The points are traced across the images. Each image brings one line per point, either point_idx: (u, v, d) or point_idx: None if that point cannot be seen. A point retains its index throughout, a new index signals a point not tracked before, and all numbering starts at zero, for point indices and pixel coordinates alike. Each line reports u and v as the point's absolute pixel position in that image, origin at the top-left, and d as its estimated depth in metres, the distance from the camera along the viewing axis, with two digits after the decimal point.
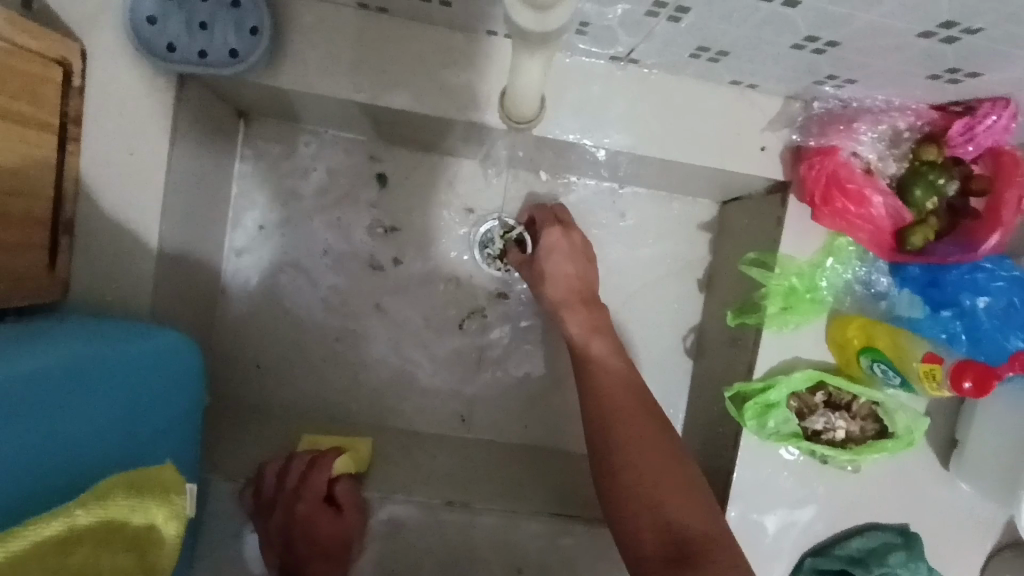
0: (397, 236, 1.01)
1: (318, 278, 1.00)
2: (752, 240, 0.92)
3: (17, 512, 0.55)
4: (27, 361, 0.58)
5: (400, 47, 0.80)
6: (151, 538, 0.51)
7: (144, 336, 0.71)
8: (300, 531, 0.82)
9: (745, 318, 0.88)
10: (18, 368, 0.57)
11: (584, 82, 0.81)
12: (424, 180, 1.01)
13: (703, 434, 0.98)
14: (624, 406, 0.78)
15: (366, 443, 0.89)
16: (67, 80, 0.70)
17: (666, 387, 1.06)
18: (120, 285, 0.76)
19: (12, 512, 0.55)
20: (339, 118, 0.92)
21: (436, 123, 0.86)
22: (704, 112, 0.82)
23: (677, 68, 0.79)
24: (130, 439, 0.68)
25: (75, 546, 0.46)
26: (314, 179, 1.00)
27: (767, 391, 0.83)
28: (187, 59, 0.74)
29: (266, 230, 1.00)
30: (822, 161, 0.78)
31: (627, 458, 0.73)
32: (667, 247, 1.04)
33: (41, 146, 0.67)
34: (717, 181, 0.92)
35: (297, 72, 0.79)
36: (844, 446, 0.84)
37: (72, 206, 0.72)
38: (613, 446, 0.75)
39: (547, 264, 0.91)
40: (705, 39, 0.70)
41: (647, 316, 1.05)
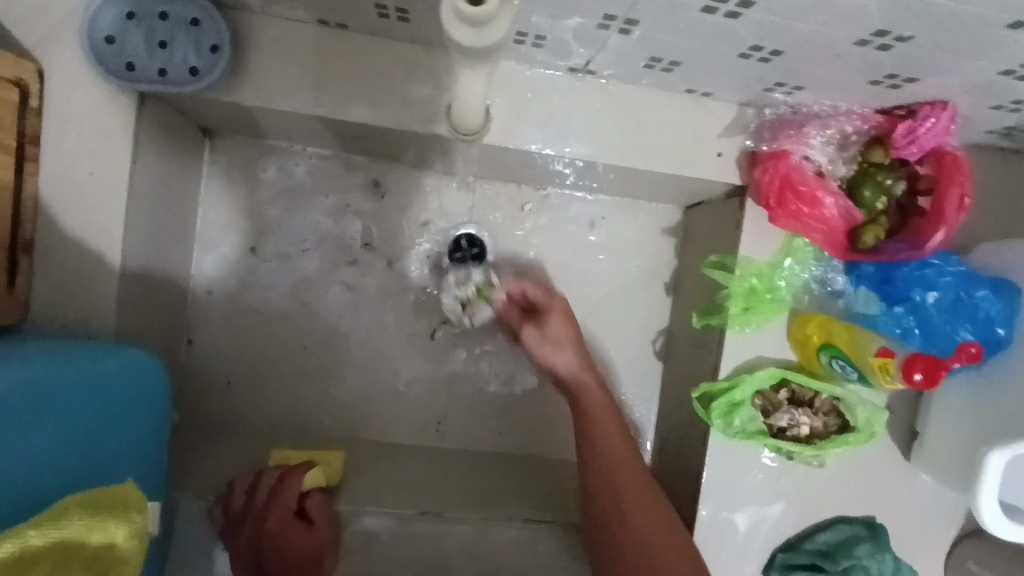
0: (366, 248, 1.02)
1: (289, 294, 1.00)
2: (714, 243, 0.95)
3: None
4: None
5: (361, 62, 0.81)
6: (110, 556, 0.50)
7: (110, 354, 0.70)
8: (271, 547, 0.80)
9: (709, 320, 0.90)
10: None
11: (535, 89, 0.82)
12: (392, 192, 1.02)
13: (673, 436, 1.00)
14: (623, 467, 0.77)
15: (337, 455, 0.89)
16: (24, 100, 0.69)
17: (638, 390, 1.08)
18: (82, 304, 0.75)
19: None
20: (303, 133, 0.92)
21: (400, 136, 0.87)
22: (661, 120, 0.85)
23: (633, 78, 0.81)
24: (93, 455, 0.67)
25: (29, 568, 0.45)
26: (281, 195, 1.00)
27: (731, 390, 0.86)
28: (147, 78, 0.74)
29: (234, 246, 1.00)
30: (775, 165, 0.81)
31: (633, 527, 0.73)
32: (633, 252, 1.06)
33: None
34: (678, 187, 0.94)
35: (259, 88, 0.80)
36: (808, 442, 0.87)
37: (31, 226, 0.70)
38: (619, 514, 0.74)
39: (551, 325, 0.88)
40: (656, 49, 0.73)
41: (616, 321, 1.06)
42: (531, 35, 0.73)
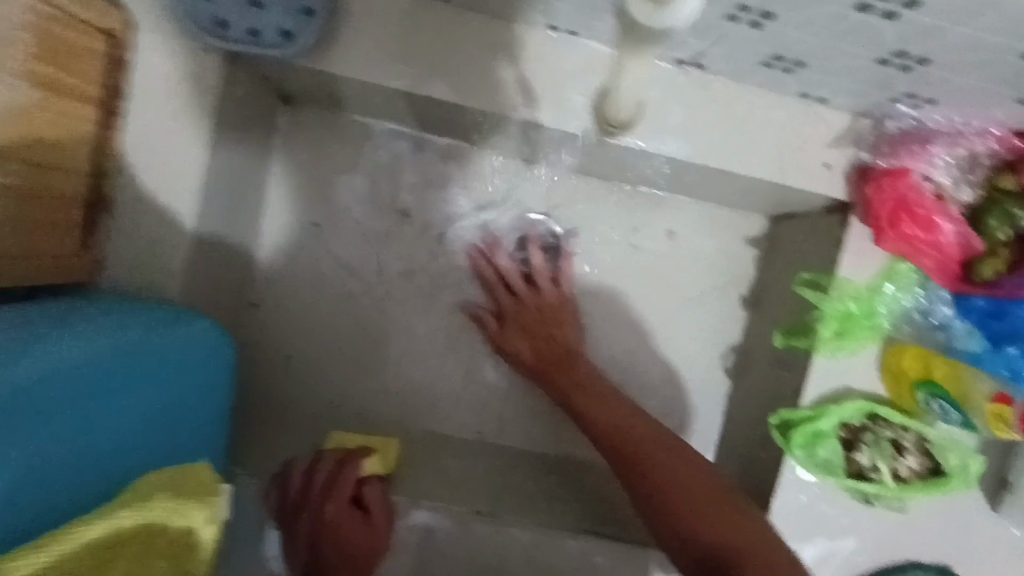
0: (433, 236, 0.95)
1: (352, 269, 0.94)
2: (807, 257, 0.89)
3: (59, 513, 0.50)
4: (45, 352, 0.52)
5: (452, 35, 0.75)
6: (190, 544, 0.46)
7: (180, 322, 0.66)
8: (331, 538, 0.77)
9: (794, 341, 0.84)
10: (33, 361, 0.51)
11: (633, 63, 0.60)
12: (467, 177, 0.96)
13: (741, 457, 0.94)
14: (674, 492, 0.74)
15: (394, 443, 0.85)
16: (114, 52, 0.69)
17: (704, 407, 1.01)
18: (154, 267, 0.74)
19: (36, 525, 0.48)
20: (382, 107, 0.87)
21: (484, 118, 0.81)
22: (769, 124, 0.78)
23: (743, 76, 0.76)
24: (170, 422, 0.64)
25: (112, 557, 0.41)
26: (355, 168, 0.94)
27: (816, 420, 0.80)
28: (237, 38, 0.70)
29: (301, 219, 0.94)
30: (892, 183, 0.75)
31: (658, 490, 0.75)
32: (716, 258, 1.00)
33: (80, 118, 0.65)
34: (771, 197, 0.88)
35: (345, 59, 0.74)
36: (898, 485, 0.80)
37: (110, 183, 0.71)
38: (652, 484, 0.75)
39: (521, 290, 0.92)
40: (781, 47, 0.67)
41: (688, 328, 1.00)
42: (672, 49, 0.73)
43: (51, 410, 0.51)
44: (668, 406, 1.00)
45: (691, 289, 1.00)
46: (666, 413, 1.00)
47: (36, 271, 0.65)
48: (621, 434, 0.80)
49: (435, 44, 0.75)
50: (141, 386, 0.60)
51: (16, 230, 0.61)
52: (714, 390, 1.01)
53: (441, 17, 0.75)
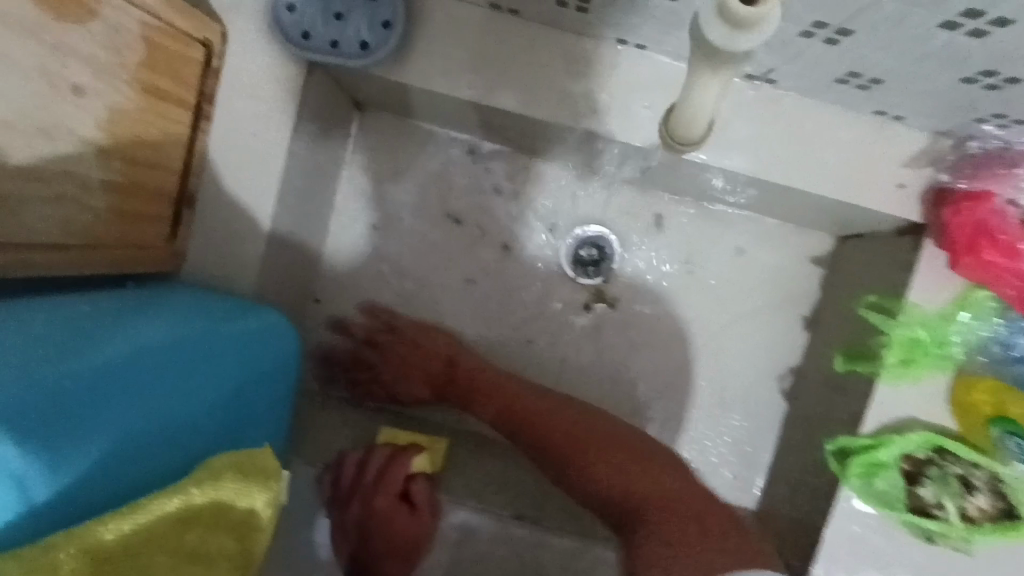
0: (490, 242, 0.98)
1: (410, 271, 0.98)
2: (873, 280, 0.86)
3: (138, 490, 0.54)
4: (122, 339, 0.56)
5: (521, 48, 0.77)
6: (251, 523, 0.49)
7: (250, 314, 0.71)
8: (377, 529, 0.80)
9: (856, 366, 0.81)
10: (111, 347, 0.54)
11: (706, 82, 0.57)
12: (526, 186, 0.97)
13: (792, 483, 0.91)
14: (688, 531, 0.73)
15: (443, 443, 0.89)
16: (208, 60, 0.74)
17: (755, 428, 0.99)
18: (230, 260, 0.79)
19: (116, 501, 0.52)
20: (449, 116, 0.90)
21: (547, 129, 0.83)
22: (839, 143, 0.77)
23: (814, 92, 0.74)
24: (236, 410, 0.68)
25: (185, 527, 0.44)
26: (419, 173, 0.97)
27: (876, 449, 0.77)
28: (320, 48, 0.75)
29: (366, 220, 0.98)
30: (971, 208, 0.71)
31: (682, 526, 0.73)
32: (776, 277, 0.98)
33: (174, 120, 0.71)
34: (838, 216, 0.86)
35: (417, 69, 0.77)
36: (964, 525, 0.76)
37: (196, 181, 0.76)
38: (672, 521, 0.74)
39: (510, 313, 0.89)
40: (857, 64, 0.66)
41: (742, 347, 0.98)
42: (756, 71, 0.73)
43: (133, 394, 0.55)
44: (716, 424, 0.99)
45: (748, 307, 0.98)
46: (715, 431, 0.98)
47: (127, 259, 0.70)
48: (614, 471, 0.78)
49: (503, 55, 0.77)
50: (211, 370, 0.64)
51: (112, 221, 0.67)
52: (767, 411, 0.99)
53: (512, 30, 0.77)
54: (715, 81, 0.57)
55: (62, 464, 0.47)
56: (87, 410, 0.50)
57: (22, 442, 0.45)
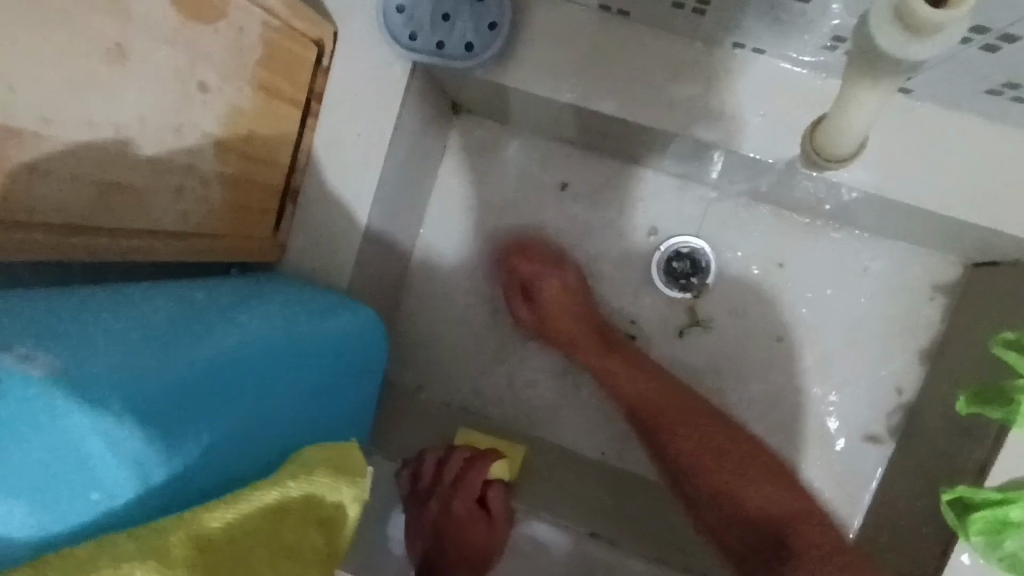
0: (578, 247, 0.95)
1: (496, 275, 0.97)
2: (1008, 315, 0.76)
3: (240, 474, 0.56)
4: (230, 331, 0.58)
5: (627, 52, 0.74)
6: (339, 517, 0.50)
7: (343, 311, 0.72)
8: (452, 532, 0.81)
9: (983, 409, 0.72)
10: (221, 338, 0.57)
11: (863, 93, 0.55)
12: (622, 193, 0.94)
13: (897, 530, 0.83)
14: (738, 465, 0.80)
15: (521, 451, 0.87)
16: (319, 60, 0.77)
17: (854, 465, 0.91)
18: (326, 254, 0.81)
19: (220, 482, 0.54)
20: (546, 121, 0.88)
21: (651, 137, 0.80)
22: (986, 160, 0.69)
23: (958, 103, 0.67)
24: (327, 402, 0.70)
25: (280, 516, 0.45)
26: (511, 176, 0.97)
27: (1004, 506, 0.68)
28: (426, 49, 0.75)
29: (456, 221, 0.98)
30: None
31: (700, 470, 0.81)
32: (890, 302, 0.89)
33: (285, 118, 0.74)
34: (972, 240, 0.77)
35: (518, 70, 0.76)
36: None
37: (301, 177, 0.79)
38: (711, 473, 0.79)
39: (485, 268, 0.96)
40: (1012, 74, 0.59)
41: (848, 376, 0.91)
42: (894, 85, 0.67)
43: (239, 386, 0.57)
44: (813, 458, 0.91)
45: (856, 333, 0.90)
46: (810, 465, 0.91)
47: (235, 250, 0.74)
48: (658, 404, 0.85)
49: (607, 57, 0.75)
50: (305, 363, 0.66)
51: (225, 212, 0.70)
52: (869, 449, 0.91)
53: (616, 32, 0.74)
54: (875, 92, 0.55)
55: (169, 450, 0.50)
56: (193, 405, 0.52)
57: (138, 425, 0.47)
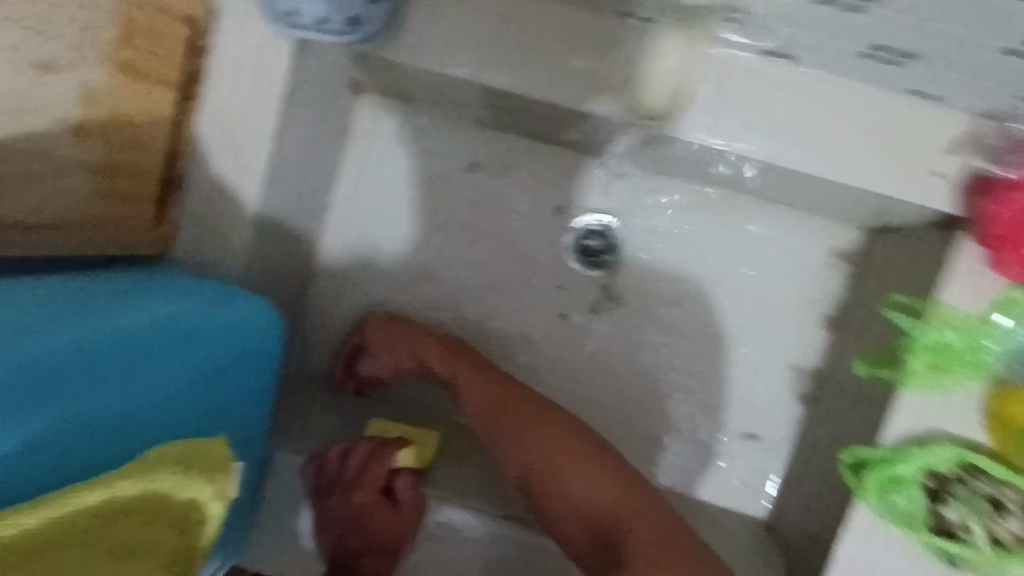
0: (491, 229, 0.93)
1: (408, 261, 0.94)
2: (903, 279, 0.78)
3: (82, 470, 0.54)
4: (74, 325, 0.55)
5: (521, 25, 0.72)
6: (195, 514, 0.49)
7: (227, 302, 0.69)
8: (358, 520, 0.80)
9: (877, 371, 0.74)
10: (60, 333, 0.54)
11: None
12: (534, 171, 0.92)
13: (809, 495, 0.84)
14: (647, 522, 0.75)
15: (433, 438, 0.86)
16: (195, 38, 0.72)
17: (771, 435, 0.92)
18: (214, 245, 0.77)
19: (57, 478, 0.52)
20: (449, 99, 0.85)
21: (551, 112, 0.78)
22: (873, 126, 0.69)
23: (842, 69, 0.67)
24: (208, 399, 0.67)
25: (115, 518, 0.44)
26: (420, 158, 0.94)
27: (895, 463, 0.70)
28: (304, 25, 0.68)
29: (365, 207, 0.95)
30: (1011, 197, 0.64)
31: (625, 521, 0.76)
32: (799, 272, 0.90)
33: (158, 99, 0.69)
34: (868, 207, 0.78)
35: (409, 46, 0.73)
36: (996, 549, 0.69)
37: (183, 163, 0.75)
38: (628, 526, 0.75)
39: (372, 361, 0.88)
40: (885, 36, 0.59)
41: (762, 348, 0.91)
42: (776, 54, 0.68)
43: (80, 386, 0.54)
44: (730, 431, 0.92)
45: (767, 304, 0.91)
46: (727, 438, 0.92)
47: (109, 243, 0.69)
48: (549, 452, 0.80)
49: (499, 30, 0.72)
50: (173, 356, 0.62)
51: (91, 202, 0.65)
52: (784, 418, 0.91)
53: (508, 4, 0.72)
54: None
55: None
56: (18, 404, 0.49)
57: None
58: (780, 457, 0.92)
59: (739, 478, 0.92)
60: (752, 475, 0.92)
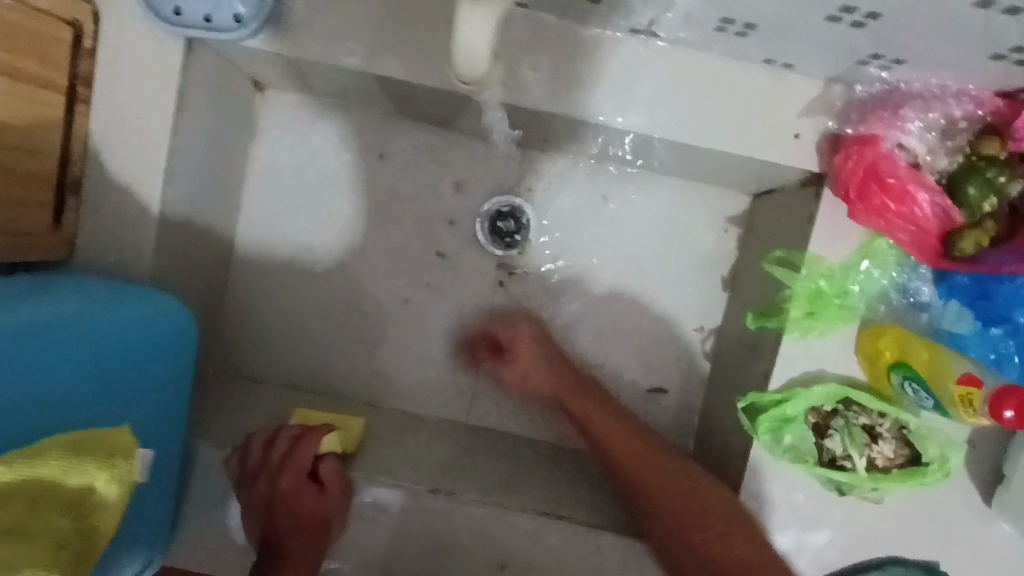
0: (403, 217, 0.96)
1: (325, 252, 0.96)
2: (780, 236, 0.85)
3: None
4: None
5: (404, 14, 0.75)
6: (90, 500, 0.50)
7: (133, 300, 0.69)
8: (284, 506, 0.81)
9: (765, 322, 0.79)
10: None
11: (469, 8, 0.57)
12: (440, 157, 0.96)
13: (714, 443, 0.90)
14: (706, 517, 0.75)
15: (357, 422, 0.87)
16: (78, 41, 0.72)
17: (680, 392, 0.98)
18: (119, 246, 0.77)
19: None
20: (349, 91, 0.88)
21: (445, 99, 0.81)
22: (737, 95, 0.75)
23: (703, 44, 0.73)
24: (106, 398, 0.66)
25: (0, 503, 0.46)
26: (327, 150, 0.96)
27: (784, 404, 0.76)
28: (193, 23, 0.72)
29: (276, 202, 0.96)
30: (861, 151, 0.71)
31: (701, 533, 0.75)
32: (695, 238, 0.96)
33: (44, 104, 0.70)
34: (745, 172, 0.84)
35: (299, 39, 0.76)
36: (873, 473, 0.75)
37: (79, 167, 0.75)
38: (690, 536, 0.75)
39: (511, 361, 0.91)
40: (728, 9, 0.64)
41: (669, 312, 0.97)
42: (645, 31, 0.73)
43: None
44: (643, 391, 0.98)
45: (668, 271, 0.97)
46: (641, 398, 0.97)
47: (3, 249, 0.69)
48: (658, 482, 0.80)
49: (383, 20, 0.75)
50: (74, 352, 0.62)
51: None
52: (690, 375, 0.98)
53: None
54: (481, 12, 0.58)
55: None
56: None
57: None
58: (691, 412, 0.98)
59: (655, 435, 0.98)
60: (666, 431, 0.98)
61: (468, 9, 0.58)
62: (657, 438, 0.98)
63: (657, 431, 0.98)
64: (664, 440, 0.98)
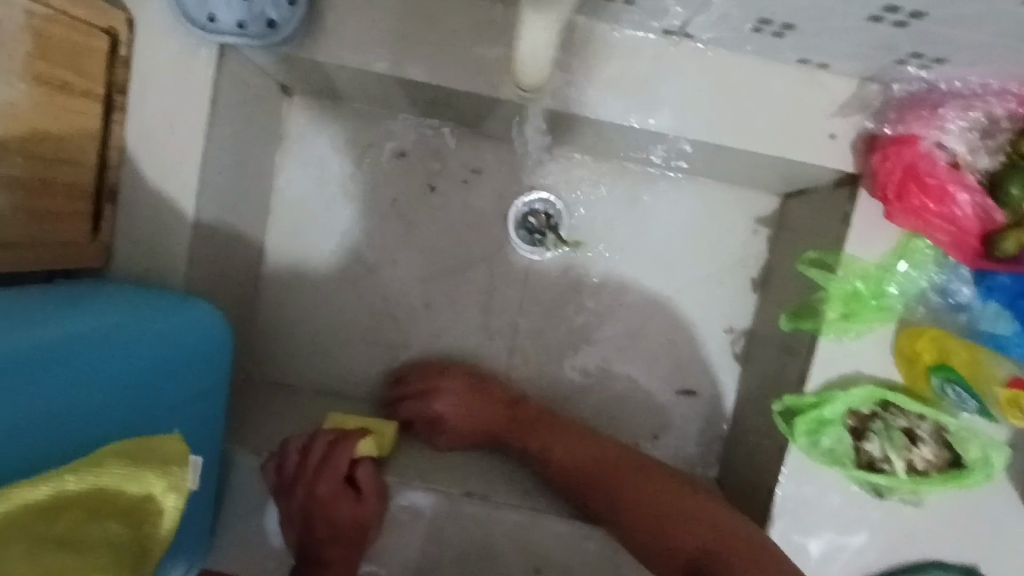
0: (431, 220, 0.96)
1: (354, 256, 0.97)
2: (813, 236, 0.84)
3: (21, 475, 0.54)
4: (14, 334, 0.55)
5: (436, 19, 0.75)
6: (147, 508, 0.51)
7: (170, 308, 0.69)
8: (321, 512, 0.81)
9: (800, 323, 0.79)
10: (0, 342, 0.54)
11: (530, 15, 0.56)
12: (467, 160, 0.96)
13: (747, 445, 0.90)
14: (694, 522, 0.76)
15: (391, 426, 0.87)
16: (114, 49, 0.72)
17: (710, 393, 0.98)
18: (155, 253, 0.78)
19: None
20: (378, 96, 0.88)
21: (476, 102, 0.81)
22: (770, 95, 0.74)
23: (737, 45, 0.72)
24: (145, 405, 0.66)
25: (62, 512, 0.46)
26: (355, 154, 0.96)
27: (821, 407, 0.75)
28: (226, 30, 0.72)
29: (305, 207, 0.97)
30: (898, 152, 0.71)
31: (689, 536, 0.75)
32: (723, 238, 0.96)
33: (83, 112, 0.70)
34: (777, 172, 0.84)
35: (332, 45, 0.76)
36: (912, 476, 0.75)
37: (115, 174, 0.75)
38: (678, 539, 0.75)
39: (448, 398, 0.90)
40: (766, 10, 0.64)
41: (699, 313, 0.97)
42: (678, 33, 0.72)
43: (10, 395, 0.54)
44: (673, 393, 0.97)
45: (698, 271, 0.96)
46: (671, 399, 0.97)
47: (43, 257, 0.69)
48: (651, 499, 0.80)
49: (414, 24, 0.75)
50: (111, 363, 0.63)
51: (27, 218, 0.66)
52: (721, 377, 0.97)
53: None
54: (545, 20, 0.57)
55: None
56: None
57: None
58: (721, 413, 0.97)
59: (685, 437, 0.97)
60: (697, 432, 0.97)
61: (531, 16, 0.57)
62: (687, 439, 0.97)
63: (687, 432, 0.97)
64: (694, 442, 0.97)
